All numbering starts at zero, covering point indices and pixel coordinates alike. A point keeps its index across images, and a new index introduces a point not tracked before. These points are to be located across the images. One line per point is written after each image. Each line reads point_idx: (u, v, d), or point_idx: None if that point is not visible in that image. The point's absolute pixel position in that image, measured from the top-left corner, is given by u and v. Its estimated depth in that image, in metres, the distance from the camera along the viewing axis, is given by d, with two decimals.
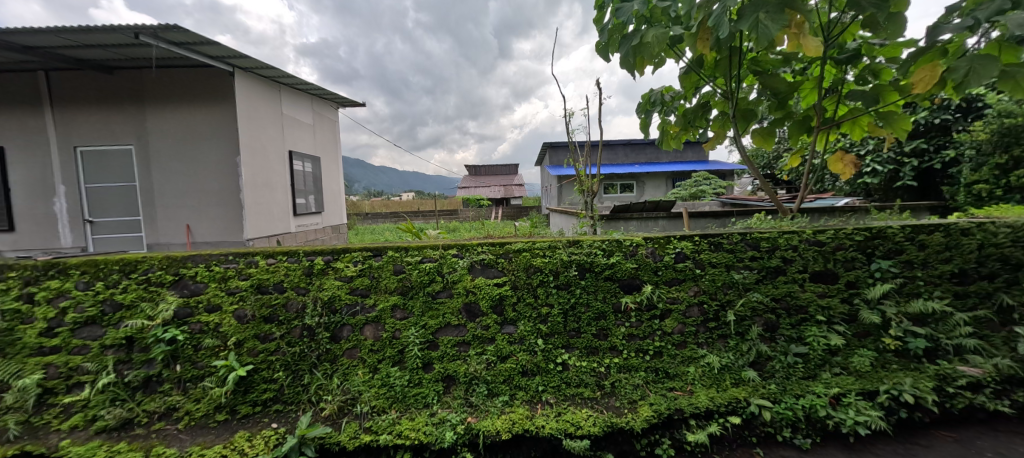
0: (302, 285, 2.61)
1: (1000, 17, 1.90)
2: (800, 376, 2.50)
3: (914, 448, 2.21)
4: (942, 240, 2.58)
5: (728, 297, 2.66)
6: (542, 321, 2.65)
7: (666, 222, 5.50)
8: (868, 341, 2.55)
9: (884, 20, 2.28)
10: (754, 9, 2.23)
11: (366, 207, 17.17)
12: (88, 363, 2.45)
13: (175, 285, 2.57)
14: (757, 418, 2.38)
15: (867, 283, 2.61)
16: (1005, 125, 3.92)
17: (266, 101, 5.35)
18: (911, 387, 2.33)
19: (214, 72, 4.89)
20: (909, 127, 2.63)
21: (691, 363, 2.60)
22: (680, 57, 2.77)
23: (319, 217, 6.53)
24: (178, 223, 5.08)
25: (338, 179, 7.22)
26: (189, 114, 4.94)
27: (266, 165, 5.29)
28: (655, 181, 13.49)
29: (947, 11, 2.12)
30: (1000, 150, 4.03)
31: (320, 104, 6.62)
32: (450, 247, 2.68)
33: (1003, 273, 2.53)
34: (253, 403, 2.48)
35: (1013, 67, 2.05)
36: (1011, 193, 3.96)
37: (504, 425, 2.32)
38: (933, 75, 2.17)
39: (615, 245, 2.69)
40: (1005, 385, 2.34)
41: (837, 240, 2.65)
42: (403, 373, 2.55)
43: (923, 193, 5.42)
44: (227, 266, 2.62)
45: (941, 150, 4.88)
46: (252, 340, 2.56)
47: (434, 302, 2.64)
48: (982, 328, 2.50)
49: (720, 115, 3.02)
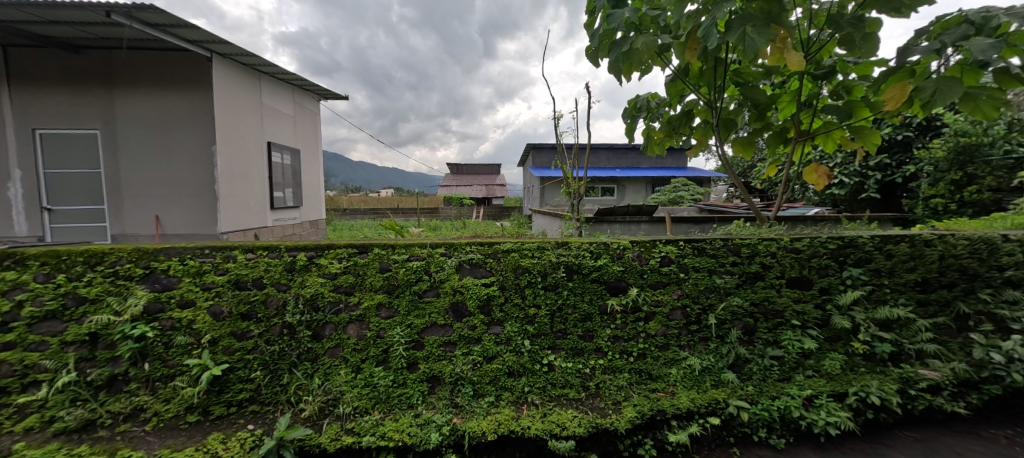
0: (283, 281, 2.53)
1: (964, 42, 2.03)
2: (775, 378, 2.60)
3: (880, 448, 2.33)
4: (907, 250, 2.73)
5: (710, 301, 2.73)
6: (528, 322, 2.64)
7: (649, 226, 5.61)
8: (838, 345, 2.67)
9: (860, 39, 2.39)
10: (742, 22, 2.31)
11: (344, 201, 16.87)
12: (46, 361, 2.30)
13: (146, 280, 2.46)
14: (734, 419, 2.45)
15: (838, 290, 2.74)
16: (960, 144, 4.35)
17: (245, 89, 5.14)
18: (877, 389, 2.45)
19: (191, 57, 4.69)
20: (879, 141, 2.75)
21: (673, 365, 2.65)
22: (665, 65, 2.83)
23: (298, 212, 6.33)
24: (146, 214, 4.82)
25: (318, 173, 7.01)
26: (162, 100, 4.73)
27: (243, 156, 5.08)
28: (636, 186, 13.69)
29: (915, 33, 2.24)
30: (955, 168, 4.47)
31: (302, 96, 6.42)
32: (438, 246, 2.66)
33: (961, 282, 2.70)
34: (227, 403, 2.38)
35: (975, 90, 2.17)
36: (964, 208, 4.42)
37: (489, 426, 2.31)
38: (903, 94, 2.27)
39: (603, 248, 2.72)
40: (960, 388, 2.50)
41: (813, 248, 2.76)
42: (387, 374, 2.50)
43: (885, 205, 5.78)
44: (202, 260, 2.51)
45: (903, 166, 5.26)
46: (228, 338, 2.46)
47: (421, 301, 2.60)
48: (941, 334, 2.65)
49: (703, 123, 3.09)
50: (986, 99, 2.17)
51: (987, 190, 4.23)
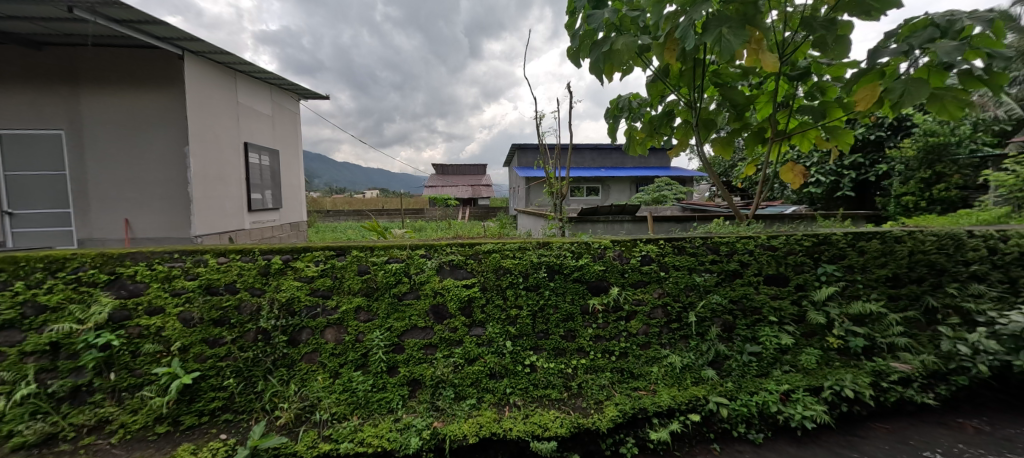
0: (258, 285, 2.47)
1: (930, 44, 2.09)
2: (753, 374, 2.63)
3: (854, 440, 2.38)
4: (879, 247, 2.80)
5: (690, 299, 2.76)
6: (510, 323, 2.63)
7: (631, 226, 5.68)
8: (814, 340, 2.73)
9: (832, 41, 2.45)
10: (719, 24, 2.34)
11: (327, 202, 16.59)
12: (3, 372, 2.16)
13: (111, 286, 2.36)
14: (714, 415, 2.47)
15: (813, 286, 2.79)
16: (929, 143, 4.52)
17: (220, 88, 5.00)
18: (851, 382, 2.51)
19: (162, 55, 4.54)
20: (852, 141, 2.82)
21: (655, 363, 2.67)
22: (646, 66, 2.85)
23: (277, 214, 6.18)
24: (116, 217, 4.66)
25: (299, 174, 6.87)
26: (133, 100, 4.58)
27: (219, 157, 4.93)
28: (620, 186, 13.83)
29: (884, 36, 2.31)
30: (924, 166, 4.64)
31: (280, 96, 6.28)
32: (418, 247, 2.63)
33: (930, 277, 2.79)
34: (198, 413, 2.30)
35: (941, 92, 2.24)
36: (933, 205, 4.58)
37: (471, 429, 2.28)
38: (873, 95, 2.33)
39: (584, 248, 2.74)
40: (929, 380, 2.57)
41: (789, 246, 2.82)
42: (366, 378, 2.45)
43: (859, 203, 5.95)
44: (171, 265, 2.44)
45: (876, 164, 5.43)
46: (200, 345, 2.38)
47: (401, 304, 2.56)
48: (911, 328, 2.73)
49: (684, 123, 3.12)
50: (951, 100, 2.24)
51: (954, 188, 4.42)
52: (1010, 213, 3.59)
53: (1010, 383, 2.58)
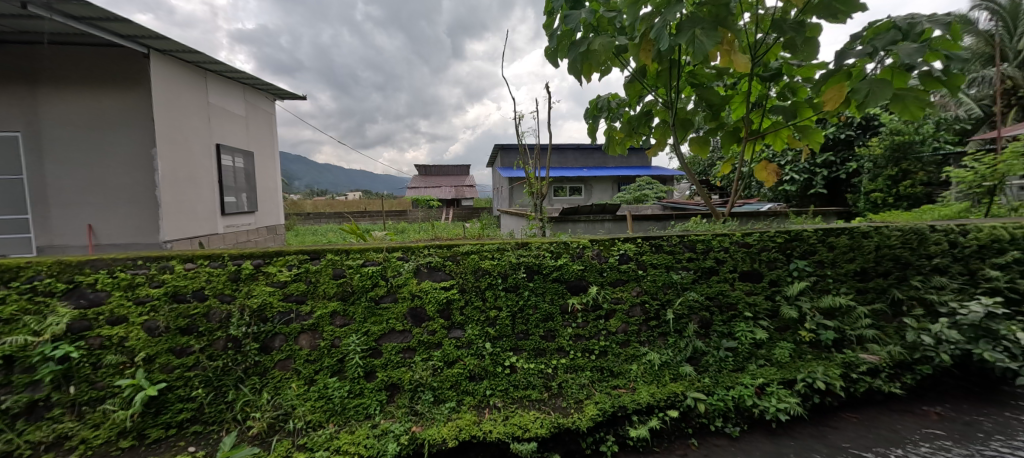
0: (227, 292, 2.40)
1: (893, 46, 2.16)
2: (730, 369, 2.68)
3: (826, 430, 2.44)
4: (847, 242, 2.90)
5: (667, 296, 2.80)
6: (489, 325, 2.61)
7: (612, 224, 5.73)
8: (787, 334, 2.80)
9: (801, 43, 2.52)
10: (692, 25, 2.37)
11: (307, 204, 16.26)
12: None
13: (69, 295, 2.26)
14: (692, 410, 2.50)
15: (787, 281, 2.86)
16: (896, 141, 4.71)
17: (190, 88, 4.84)
18: (822, 374, 2.58)
19: (127, 54, 4.37)
20: (821, 140, 2.90)
21: (634, 361, 2.69)
22: (623, 66, 2.88)
23: (252, 217, 6.00)
24: (79, 222, 4.46)
25: (276, 176, 6.71)
26: (95, 100, 4.39)
27: (189, 159, 4.77)
28: (603, 185, 13.97)
29: (850, 38, 2.37)
30: (891, 164, 4.83)
31: (254, 96, 6.11)
32: (395, 249, 2.60)
33: (895, 271, 2.89)
34: (165, 425, 2.21)
35: (903, 92, 2.32)
36: (900, 201, 4.77)
37: (450, 432, 2.25)
38: (840, 95, 2.40)
39: (563, 247, 2.75)
40: (896, 370, 2.67)
41: (762, 242, 2.89)
42: (342, 384, 2.39)
43: (831, 199, 6.15)
44: (134, 272, 2.35)
45: (846, 162, 5.64)
46: (166, 354, 2.29)
47: (378, 308, 2.52)
48: (879, 320, 2.82)
49: (662, 123, 3.15)
50: (912, 100, 2.32)
51: (919, 184, 4.65)
52: (969, 208, 3.77)
53: (971, 371, 2.73)
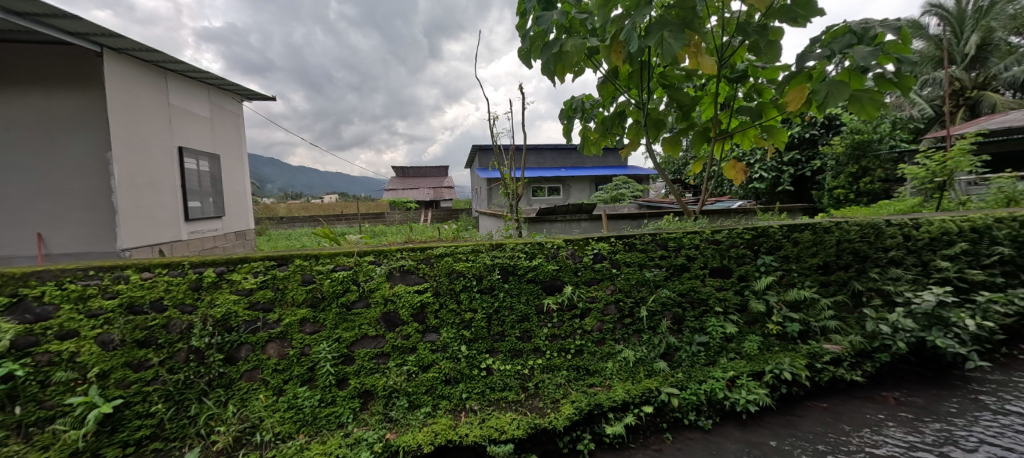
0: (189, 301, 2.31)
1: (849, 49, 2.26)
2: (702, 363, 2.75)
3: (793, 419, 2.53)
4: (810, 237, 3.02)
5: (641, 294, 2.85)
6: (464, 327, 2.60)
7: (587, 224, 5.79)
8: (756, 327, 2.88)
9: (764, 46, 2.60)
10: (661, 27, 2.41)
11: (280, 208, 15.77)
12: None
13: (13, 310, 2.10)
14: (666, 405, 2.54)
15: (754, 276, 2.96)
16: (855, 140, 4.95)
17: (149, 88, 4.62)
18: (789, 365, 2.67)
19: (77, 52, 4.14)
20: (785, 139, 3.00)
21: (610, 359, 2.72)
22: (595, 67, 2.91)
23: (220, 222, 5.78)
24: (27, 231, 4.20)
25: (245, 180, 6.49)
26: (43, 101, 4.15)
27: (149, 162, 4.55)
28: (581, 185, 14.12)
29: (810, 42, 2.47)
30: (852, 161, 5.07)
31: (220, 96, 5.89)
32: (367, 253, 2.55)
33: (855, 264, 3.03)
34: (122, 444, 2.09)
35: (860, 93, 2.43)
36: (861, 197, 5.00)
37: (426, 438, 2.21)
38: (802, 96, 2.50)
39: (537, 248, 2.76)
40: (857, 358, 2.79)
41: (731, 239, 2.98)
42: (313, 393, 2.33)
43: (797, 196, 6.40)
44: (86, 283, 2.23)
45: (810, 161, 5.88)
46: (122, 369, 2.18)
47: (350, 313, 2.47)
48: (841, 311, 2.95)
49: (634, 124, 3.21)
50: (868, 101, 2.43)
51: (877, 181, 4.91)
52: (922, 202, 4.00)
53: (925, 357, 2.88)
